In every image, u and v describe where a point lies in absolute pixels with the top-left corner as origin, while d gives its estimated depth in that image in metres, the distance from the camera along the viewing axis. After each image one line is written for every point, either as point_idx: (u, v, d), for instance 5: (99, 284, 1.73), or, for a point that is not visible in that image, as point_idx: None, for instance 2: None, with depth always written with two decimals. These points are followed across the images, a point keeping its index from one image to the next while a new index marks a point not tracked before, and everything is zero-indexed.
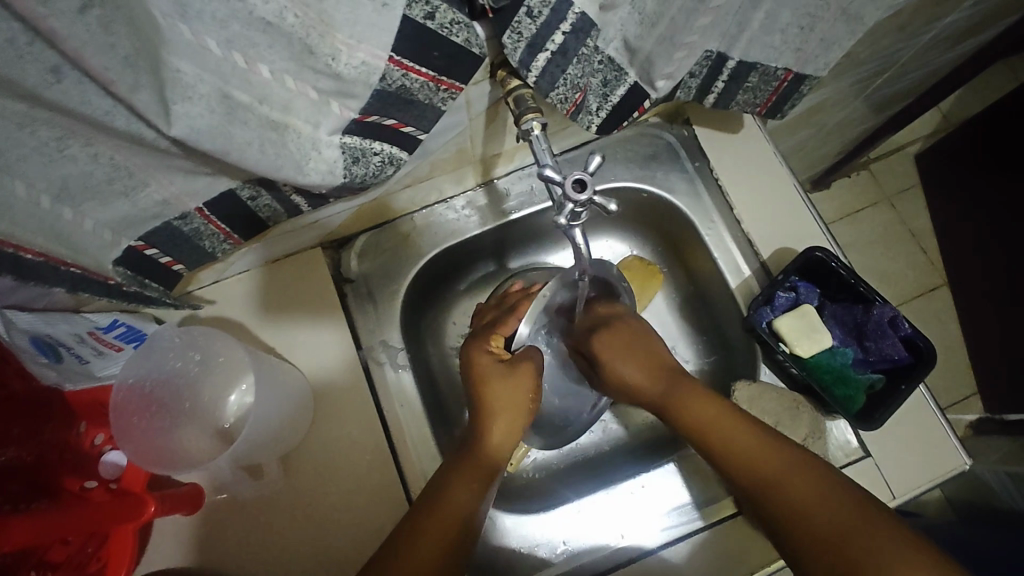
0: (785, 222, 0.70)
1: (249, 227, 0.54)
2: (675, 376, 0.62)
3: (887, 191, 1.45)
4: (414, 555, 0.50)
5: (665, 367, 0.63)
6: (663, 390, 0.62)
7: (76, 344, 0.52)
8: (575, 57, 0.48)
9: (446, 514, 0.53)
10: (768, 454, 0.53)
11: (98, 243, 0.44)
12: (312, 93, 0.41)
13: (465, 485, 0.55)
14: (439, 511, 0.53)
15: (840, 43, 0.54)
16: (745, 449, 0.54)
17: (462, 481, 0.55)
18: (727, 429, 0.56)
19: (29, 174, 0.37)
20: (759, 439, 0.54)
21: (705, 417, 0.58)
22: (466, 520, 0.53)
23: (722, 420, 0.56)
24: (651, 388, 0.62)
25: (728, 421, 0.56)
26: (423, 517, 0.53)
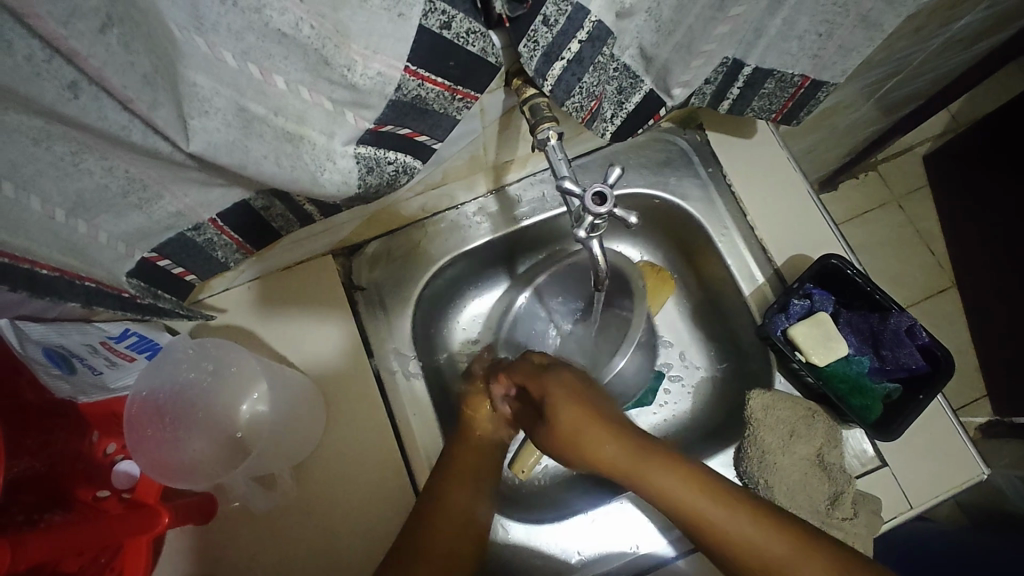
0: (800, 228, 0.69)
1: (261, 237, 0.54)
2: (615, 438, 0.54)
3: (896, 193, 1.44)
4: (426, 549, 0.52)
5: (611, 421, 0.55)
6: (633, 461, 0.52)
7: (89, 355, 0.52)
8: (591, 65, 0.48)
9: (449, 516, 0.55)
10: (718, 500, 0.49)
11: (113, 255, 0.44)
12: (327, 104, 0.40)
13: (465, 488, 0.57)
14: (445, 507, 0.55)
15: (859, 50, 0.53)
16: (689, 500, 0.49)
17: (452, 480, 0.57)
18: (667, 471, 0.51)
19: (45, 189, 0.37)
20: (691, 494, 0.49)
21: (669, 477, 0.51)
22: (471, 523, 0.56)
23: (666, 465, 0.51)
24: (597, 448, 0.54)
25: (680, 475, 0.50)
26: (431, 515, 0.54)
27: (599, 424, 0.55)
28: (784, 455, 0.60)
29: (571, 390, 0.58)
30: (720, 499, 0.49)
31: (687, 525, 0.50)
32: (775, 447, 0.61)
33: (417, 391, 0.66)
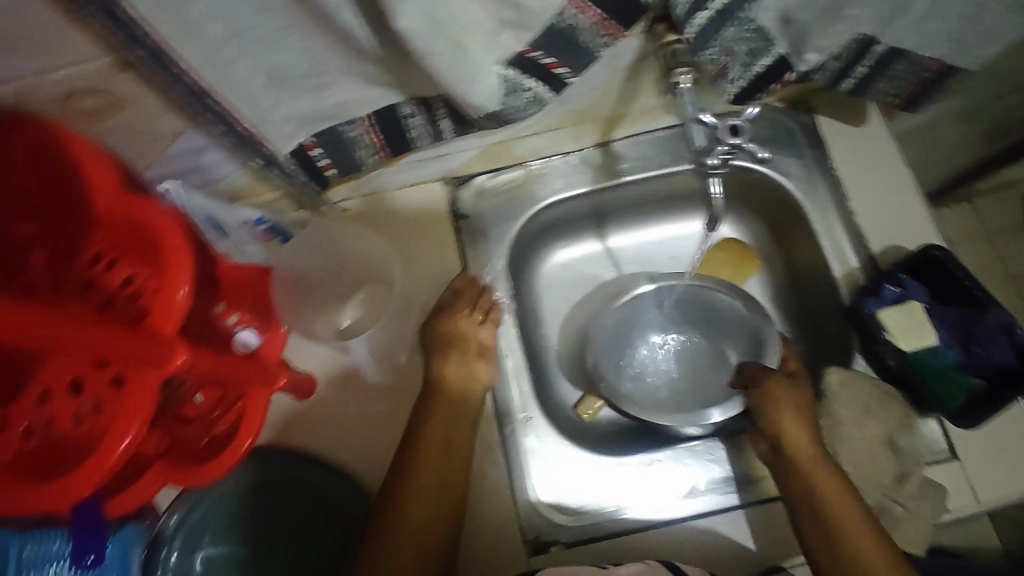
0: (899, 221, 0.69)
1: (398, 144, 0.58)
2: (847, 498, 0.54)
3: (990, 227, 1.38)
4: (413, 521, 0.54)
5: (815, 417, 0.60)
6: (816, 460, 0.56)
7: (235, 228, 0.60)
8: (733, 20, 0.51)
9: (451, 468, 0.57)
10: (823, 467, 0.56)
11: (282, 132, 0.50)
12: (492, 24, 0.45)
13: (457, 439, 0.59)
14: (427, 452, 0.57)
15: (1001, 39, 0.54)
16: (821, 479, 0.55)
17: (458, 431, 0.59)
18: (800, 423, 0.58)
19: (252, 56, 0.43)
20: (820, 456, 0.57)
21: (799, 438, 0.58)
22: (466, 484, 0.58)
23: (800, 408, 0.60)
24: (827, 494, 0.54)
25: (833, 486, 0.55)
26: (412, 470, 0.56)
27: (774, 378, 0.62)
28: (855, 431, 0.61)
29: (802, 403, 0.60)
30: (813, 445, 0.57)
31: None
32: (847, 421, 0.62)
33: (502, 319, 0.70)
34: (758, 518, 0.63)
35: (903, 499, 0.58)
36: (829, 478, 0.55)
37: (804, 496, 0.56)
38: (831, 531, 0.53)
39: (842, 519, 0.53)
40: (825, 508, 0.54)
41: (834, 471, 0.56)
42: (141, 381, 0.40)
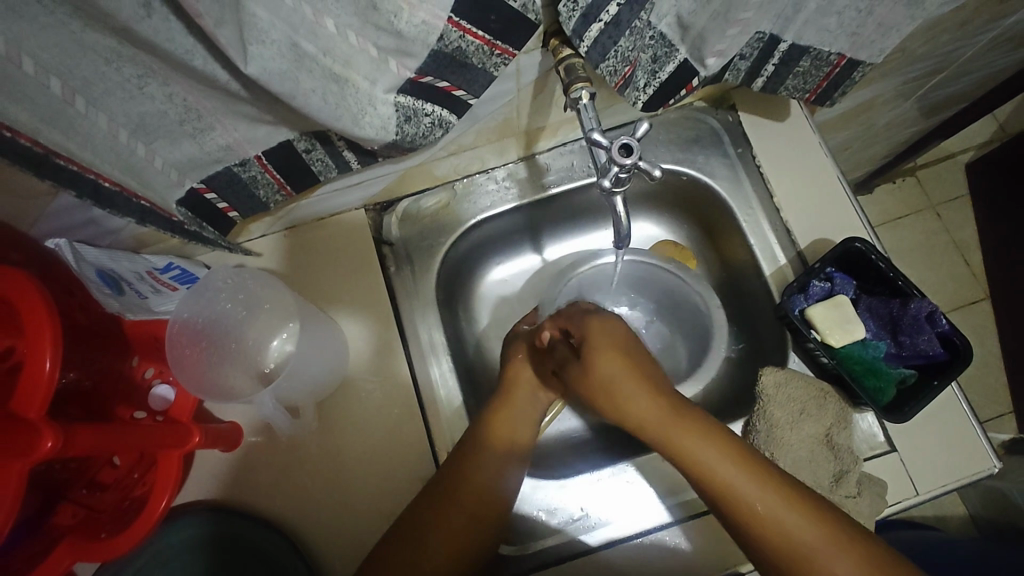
0: (826, 214, 0.69)
1: (302, 180, 0.56)
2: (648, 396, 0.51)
3: (933, 200, 1.41)
4: (442, 529, 0.54)
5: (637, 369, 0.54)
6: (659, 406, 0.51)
7: (136, 281, 0.57)
8: (628, 29, 0.49)
9: (481, 476, 0.57)
10: (711, 447, 0.48)
11: (164, 181, 0.47)
12: (373, 52, 0.43)
13: (498, 451, 0.59)
14: (462, 491, 0.56)
15: (898, 29, 0.54)
16: (746, 491, 0.46)
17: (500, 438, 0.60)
18: (720, 452, 0.48)
19: (112, 108, 0.40)
20: (729, 473, 0.47)
21: (721, 462, 0.47)
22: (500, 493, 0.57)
23: (691, 426, 0.49)
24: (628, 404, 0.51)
25: (652, 403, 0.51)
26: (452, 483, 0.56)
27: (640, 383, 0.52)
28: (794, 431, 0.61)
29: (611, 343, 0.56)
30: (747, 465, 0.47)
31: (728, 518, 0.47)
32: (782, 422, 0.61)
33: (437, 344, 0.69)
34: (708, 527, 0.62)
35: (841, 497, 0.58)
36: (722, 462, 0.47)
37: (744, 522, 0.46)
38: (788, 557, 0.44)
39: (803, 535, 0.44)
40: (673, 445, 0.49)
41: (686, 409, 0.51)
42: (3, 475, 0.36)
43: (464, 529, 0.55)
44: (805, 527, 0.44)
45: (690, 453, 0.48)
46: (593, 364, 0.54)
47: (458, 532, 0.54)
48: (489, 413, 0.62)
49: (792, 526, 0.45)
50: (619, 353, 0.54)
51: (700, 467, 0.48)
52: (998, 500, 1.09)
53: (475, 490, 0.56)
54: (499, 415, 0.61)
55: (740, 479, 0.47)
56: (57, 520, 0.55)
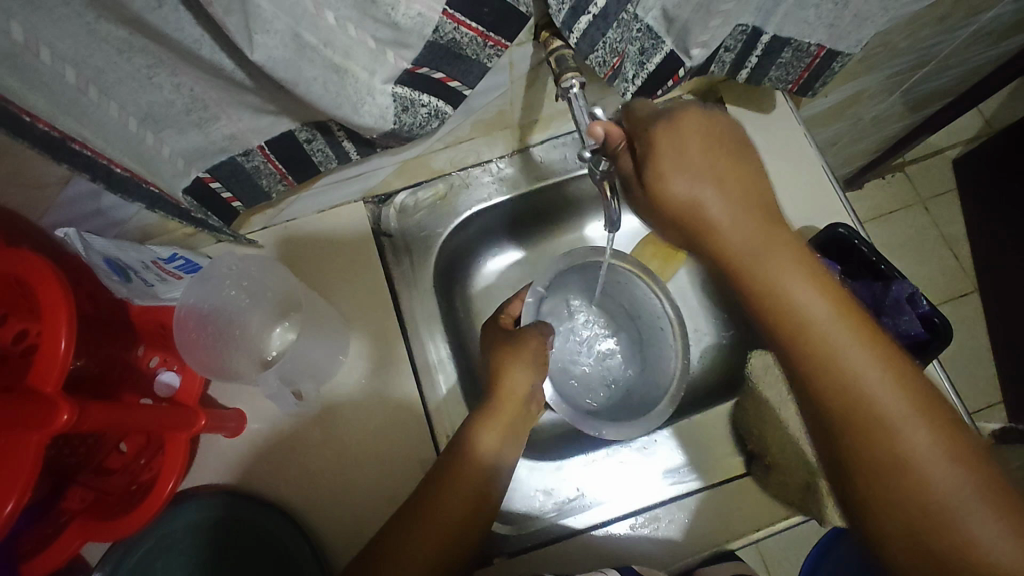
0: (811, 203, 0.71)
1: (304, 171, 0.58)
2: (842, 323, 0.46)
3: (921, 194, 1.43)
4: (433, 518, 0.55)
5: (817, 269, 0.47)
6: (760, 257, 0.47)
7: (142, 270, 0.58)
8: (615, 22, 0.51)
9: (473, 463, 0.58)
10: (855, 352, 0.45)
11: (172, 169, 0.49)
12: (370, 43, 0.45)
13: (494, 434, 0.60)
14: (459, 477, 0.58)
15: (874, 21, 0.56)
16: (832, 339, 0.45)
17: (497, 424, 0.61)
18: (788, 265, 0.46)
19: (122, 97, 0.42)
20: (809, 285, 0.46)
21: (803, 290, 0.46)
22: (490, 480, 0.59)
23: (781, 244, 0.47)
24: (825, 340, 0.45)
25: (801, 277, 0.46)
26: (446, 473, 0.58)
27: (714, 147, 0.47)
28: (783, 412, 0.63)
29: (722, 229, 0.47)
30: (822, 289, 0.46)
31: (843, 436, 0.45)
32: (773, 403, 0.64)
33: (435, 332, 0.71)
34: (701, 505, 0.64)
35: None
36: (850, 361, 0.45)
37: (830, 380, 0.45)
38: (853, 419, 0.45)
39: (887, 404, 0.44)
40: (850, 394, 0.44)
41: (788, 281, 0.46)
42: (20, 447, 0.38)
43: (458, 519, 0.56)
44: (908, 426, 0.44)
45: (840, 359, 0.45)
46: (670, 177, 0.46)
47: (454, 519, 0.56)
48: (494, 396, 0.62)
49: (903, 427, 0.44)
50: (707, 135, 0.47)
51: (811, 339, 0.45)
52: None
53: (450, 513, 0.56)
54: (479, 435, 0.60)
55: (887, 393, 0.44)
56: (67, 504, 0.56)
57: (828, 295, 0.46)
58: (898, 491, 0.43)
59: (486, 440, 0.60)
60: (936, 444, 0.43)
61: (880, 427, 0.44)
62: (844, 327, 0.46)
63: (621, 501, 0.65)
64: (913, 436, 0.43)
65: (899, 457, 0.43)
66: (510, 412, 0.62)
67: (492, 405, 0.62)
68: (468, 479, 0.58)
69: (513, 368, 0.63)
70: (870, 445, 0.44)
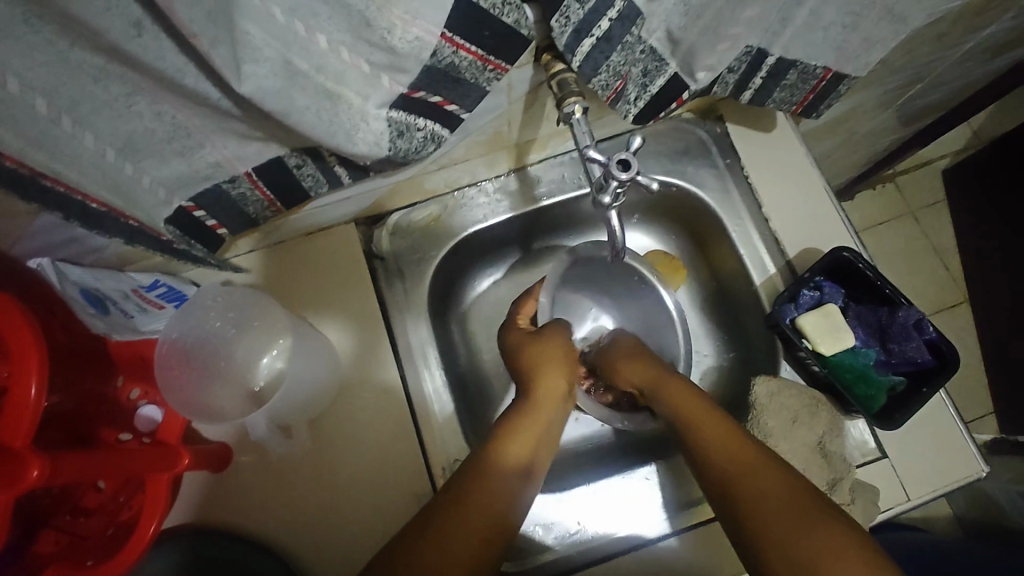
0: (814, 223, 0.70)
1: (292, 196, 0.56)
2: (694, 401, 0.57)
3: (912, 205, 1.44)
4: (445, 533, 0.47)
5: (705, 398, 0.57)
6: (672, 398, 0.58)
7: (121, 300, 0.55)
8: (620, 45, 0.49)
9: (492, 487, 0.52)
10: (726, 438, 0.51)
11: (152, 201, 0.46)
12: (364, 67, 0.43)
13: (511, 465, 0.54)
14: (471, 501, 0.50)
15: (882, 44, 0.55)
16: (749, 476, 0.47)
17: (519, 445, 0.57)
18: (716, 436, 0.52)
19: (99, 126, 0.39)
20: (737, 441, 0.51)
21: (712, 438, 0.52)
22: (507, 504, 0.51)
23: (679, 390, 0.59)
24: (696, 418, 0.55)
25: (703, 412, 0.55)
26: (455, 498, 0.50)
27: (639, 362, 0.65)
28: (788, 440, 0.61)
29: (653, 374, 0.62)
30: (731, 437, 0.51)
31: (726, 492, 0.48)
32: (777, 432, 0.62)
33: (430, 359, 0.69)
34: (704, 538, 0.62)
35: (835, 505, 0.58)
36: (729, 445, 0.51)
37: (732, 488, 0.48)
38: (751, 525, 0.45)
39: (775, 519, 0.43)
40: (732, 478, 0.48)
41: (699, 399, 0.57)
42: None
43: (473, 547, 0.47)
44: (766, 482, 0.46)
45: (711, 447, 0.52)
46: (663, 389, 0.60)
47: (463, 551, 0.46)
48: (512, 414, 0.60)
49: (776, 501, 0.44)
50: (638, 366, 0.65)
51: (700, 448, 0.52)
52: (981, 501, 1.12)
53: (458, 559, 0.46)
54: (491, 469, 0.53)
55: (740, 452, 0.50)
56: (40, 547, 0.53)
57: (715, 429, 0.53)
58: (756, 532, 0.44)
59: (506, 476, 0.54)
60: (786, 509, 0.44)
61: (784, 551, 0.42)
62: (705, 419, 0.54)
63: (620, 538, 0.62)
64: (769, 503, 0.45)
65: (755, 502, 0.45)
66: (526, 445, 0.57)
67: (502, 440, 0.57)
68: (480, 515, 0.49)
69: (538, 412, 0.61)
70: (779, 557, 0.42)
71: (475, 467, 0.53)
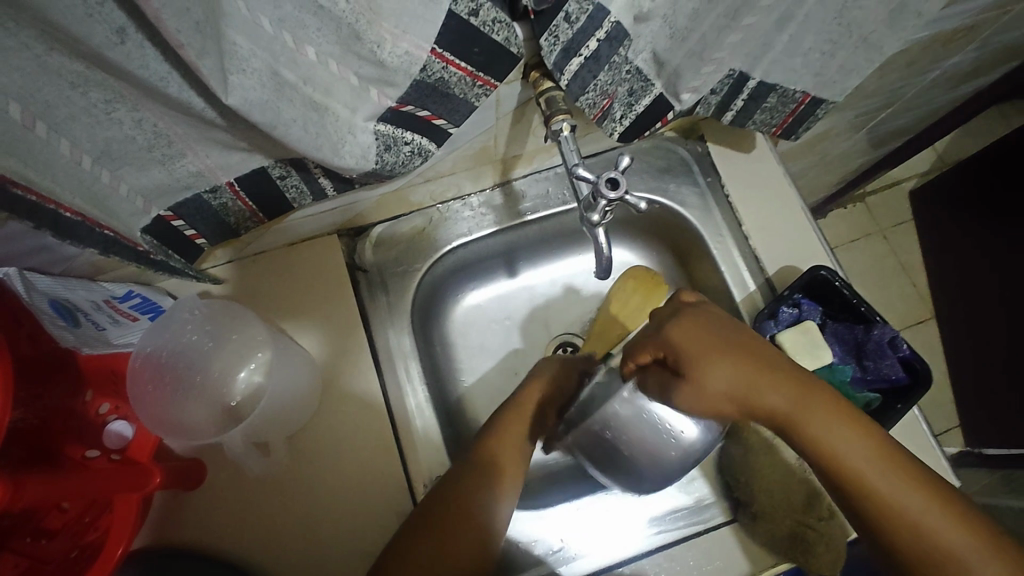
0: (793, 244, 0.71)
1: (275, 206, 0.55)
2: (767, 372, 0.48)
3: (881, 224, 1.48)
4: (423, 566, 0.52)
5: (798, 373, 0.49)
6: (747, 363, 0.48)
7: (93, 311, 0.54)
8: (607, 64, 0.50)
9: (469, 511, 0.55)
10: (848, 422, 0.48)
11: (130, 209, 0.45)
12: (353, 80, 0.42)
13: (480, 481, 0.57)
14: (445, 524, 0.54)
15: (859, 71, 0.57)
16: (891, 485, 0.46)
17: (483, 474, 0.57)
18: (826, 416, 0.47)
19: (76, 133, 0.38)
20: (857, 425, 0.48)
21: (822, 418, 0.47)
22: (489, 520, 0.55)
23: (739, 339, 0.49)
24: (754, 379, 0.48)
25: (781, 376, 0.48)
26: (436, 519, 0.54)
27: (711, 337, 0.49)
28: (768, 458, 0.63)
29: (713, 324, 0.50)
30: (857, 429, 0.47)
31: (851, 490, 0.47)
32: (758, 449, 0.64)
33: (412, 373, 0.68)
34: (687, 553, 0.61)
35: (816, 521, 0.58)
36: (849, 433, 0.47)
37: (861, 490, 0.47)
38: (890, 519, 0.46)
39: (908, 505, 0.46)
40: (851, 466, 0.47)
41: (764, 355, 0.49)
42: None
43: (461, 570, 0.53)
44: (896, 478, 0.46)
45: (816, 430, 0.47)
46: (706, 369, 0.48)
47: None
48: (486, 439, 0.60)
49: (912, 499, 0.46)
50: (713, 325, 0.50)
51: (813, 434, 0.47)
52: None
53: None
54: (476, 489, 0.56)
55: (874, 449, 0.47)
56: None
57: (802, 395, 0.48)
58: (908, 537, 0.46)
59: (484, 488, 0.56)
60: (931, 506, 0.46)
61: (905, 531, 0.46)
62: (806, 395, 0.48)
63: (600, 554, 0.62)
64: (905, 499, 0.46)
65: (894, 502, 0.46)
66: (511, 467, 0.59)
67: (485, 469, 0.58)
68: (469, 541, 0.54)
69: (508, 431, 0.61)
70: (907, 545, 0.46)
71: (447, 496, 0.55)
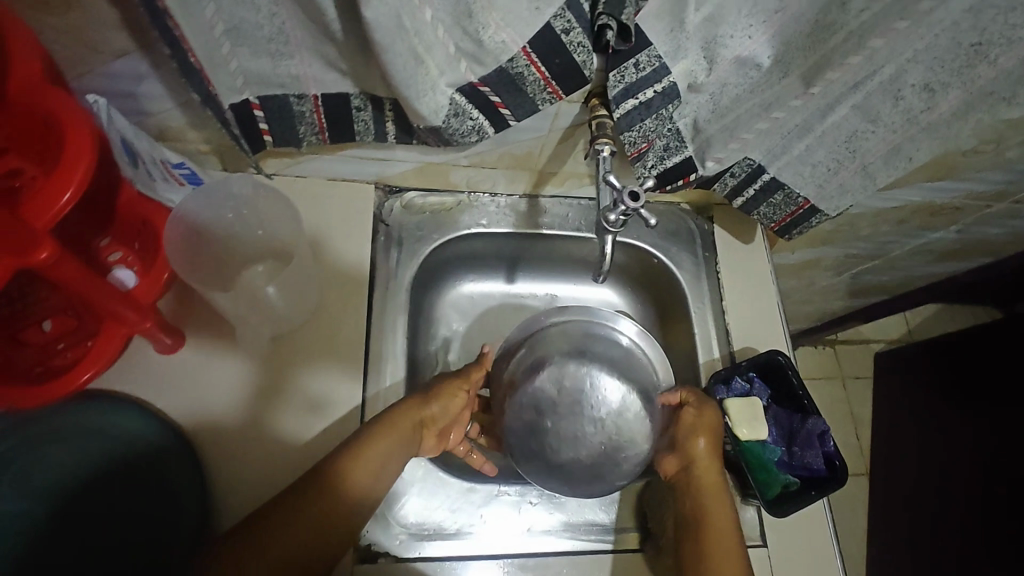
0: (757, 329, 0.80)
1: (341, 133, 0.61)
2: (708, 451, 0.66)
3: (843, 371, 1.58)
4: (284, 519, 0.54)
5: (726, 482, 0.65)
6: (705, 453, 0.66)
7: (150, 163, 0.59)
8: (655, 114, 0.59)
9: (351, 479, 0.57)
10: (727, 526, 0.62)
11: (229, 85, 0.52)
12: (452, 49, 0.51)
13: (385, 442, 0.60)
14: (328, 489, 0.56)
15: (853, 193, 0.66)
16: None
17: (390, 437, 0.60)
18: (719, 503, 0.64)
19: (222, 3, 0.45)
20: (731, 529, 0.62)
21: (715, 504, 0.64)
22: (373, 481, 0.59)
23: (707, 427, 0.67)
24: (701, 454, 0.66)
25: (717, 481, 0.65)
26: (316, 484, 0.56)
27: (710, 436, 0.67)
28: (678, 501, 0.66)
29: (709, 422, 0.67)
30: (731, 529, 0.62)
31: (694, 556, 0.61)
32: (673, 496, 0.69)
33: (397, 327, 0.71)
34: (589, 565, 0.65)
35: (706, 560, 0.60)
36: (723, 529, 0.62)
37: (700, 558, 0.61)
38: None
39: None
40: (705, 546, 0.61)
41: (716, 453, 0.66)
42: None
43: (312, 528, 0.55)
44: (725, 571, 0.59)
45: (709, 506, 0.63)
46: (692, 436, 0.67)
47: (304, 534, 0.54)
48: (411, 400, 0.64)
49: None
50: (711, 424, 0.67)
51: (706, 509, 0.63)
52: None
53: (300, 539, 0.54)
54: (373, 450, 0.59)
55: (726, 550, 0.60)
56: None
57: (721, 500, 0.64)
58: None
59: (385, 445, 0.59)
60: None
61: None
62: (717, 488, 0.65)
63: (484, 546, 0.64)
64: None
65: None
66: (401, 438, 0.61)
67: (379, 425, 0.60)
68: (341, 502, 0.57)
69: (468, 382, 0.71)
70: None
71: (342, 453, 0.58)
